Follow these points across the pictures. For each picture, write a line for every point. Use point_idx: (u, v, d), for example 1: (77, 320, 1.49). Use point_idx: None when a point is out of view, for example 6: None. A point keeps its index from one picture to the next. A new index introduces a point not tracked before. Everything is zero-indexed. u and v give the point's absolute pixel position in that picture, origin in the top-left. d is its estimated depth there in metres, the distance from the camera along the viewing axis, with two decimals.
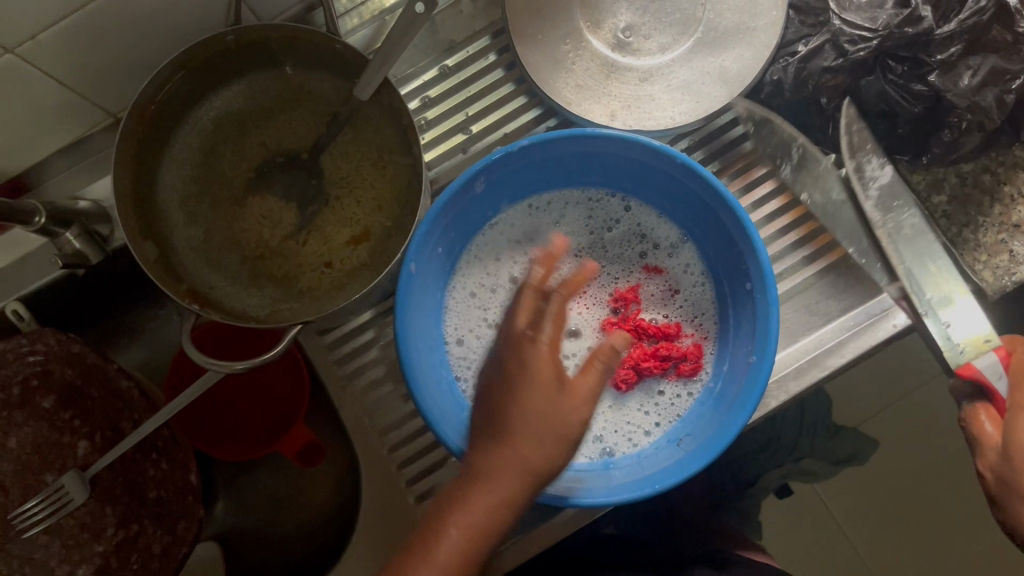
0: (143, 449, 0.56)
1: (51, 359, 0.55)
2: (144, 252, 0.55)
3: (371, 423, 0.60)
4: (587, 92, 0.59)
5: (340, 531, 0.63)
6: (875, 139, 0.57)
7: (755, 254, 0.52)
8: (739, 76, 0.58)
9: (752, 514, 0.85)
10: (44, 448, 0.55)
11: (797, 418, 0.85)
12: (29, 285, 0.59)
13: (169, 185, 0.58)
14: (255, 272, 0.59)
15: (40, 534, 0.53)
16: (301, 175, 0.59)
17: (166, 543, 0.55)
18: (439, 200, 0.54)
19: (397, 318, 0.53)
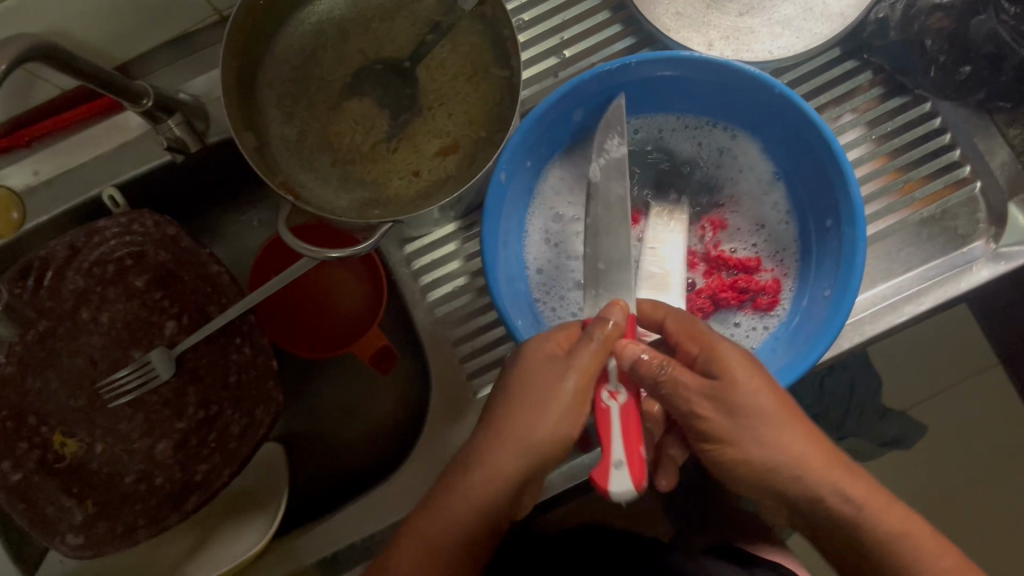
0: (225, 334, 0.57)
1: (147, 241, 0.57)
2: (245, 141, 0.56)
3: (444, 334, 0.61)
4: (686, 20, 0.59)
5: (405, 439, 0.65)
6: (979, 88, 0.54)
7: (847, 189, 0.52)
8: (842, 14, 0.57)
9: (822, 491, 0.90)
10: (133, 324, 0.57)
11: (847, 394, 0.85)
12: (126, 173, 0.61)
13: (270, 83, 0.60)
14: (345, 176, 0.60)
15: (126, 406, 0.56)
16: (394, 83, 0.59)
17: (242, 425, 0.56)
18: (534, 112, 0.54)
19: (484, 224, 0.54)
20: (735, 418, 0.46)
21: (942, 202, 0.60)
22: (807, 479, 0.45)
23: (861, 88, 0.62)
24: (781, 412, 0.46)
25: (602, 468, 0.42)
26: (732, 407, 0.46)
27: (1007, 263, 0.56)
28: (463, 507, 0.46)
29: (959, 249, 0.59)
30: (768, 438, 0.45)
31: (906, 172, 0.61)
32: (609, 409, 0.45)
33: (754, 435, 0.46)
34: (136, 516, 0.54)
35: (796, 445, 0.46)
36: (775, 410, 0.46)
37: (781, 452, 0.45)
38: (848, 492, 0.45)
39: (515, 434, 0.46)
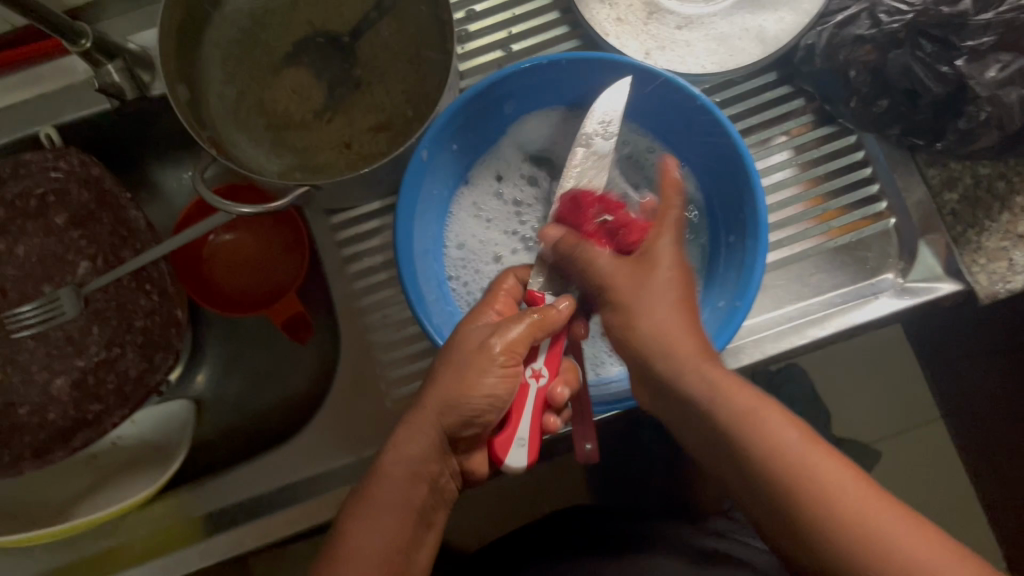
0: (135, 278, 0.58)
1: (71, 179, 0.57)
2: (177, 93, 0.57)
3: (361, 306, 0.62)
4: (626, 26, 0.61)
5: (312, 409, 0.66)
6: (895, 122, 0.56)
7: (754, 205, 0.53)
8: (776, 38, 0.58)
9: None
10: (48, 261, 0.58)
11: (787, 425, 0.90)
12: (65, 115, 0.62)
13: (213, 40, 0.60)
14: (277, 141, 0.61)
15: (29, 338, 0.56)
16: (335, 56, 0.61)
17: (139, 372, 0.57)
18: (461, 96, 0.55)
19: (399, 199, 0.55)
20: (739, 433, 0.45)
21: (856, 233, 0.61)
22: (843, 515, 0.41)
23: (793, 114, 0.64)
24: (807, 442, 0.44)
25: (504, 440, 0.47)
26: (742, 426, 0.45)
27: (911, 298, 0.58)
28: (376, 512, 0.47)
29: (869, 280, 0.60)
30: (795, 463, 0.43)
31: (826, 201, 0.62)
32: (528, 385, 0.49)
33: (759, 448, 0.44)
34: (23, 447, 0.55)
35: (822, 470, 0.43)
36: (792, 442, 0.44)
37: (811, 479, 0.42)
38: (867, 520, 0.41)
39: (433, 398, 0.48)
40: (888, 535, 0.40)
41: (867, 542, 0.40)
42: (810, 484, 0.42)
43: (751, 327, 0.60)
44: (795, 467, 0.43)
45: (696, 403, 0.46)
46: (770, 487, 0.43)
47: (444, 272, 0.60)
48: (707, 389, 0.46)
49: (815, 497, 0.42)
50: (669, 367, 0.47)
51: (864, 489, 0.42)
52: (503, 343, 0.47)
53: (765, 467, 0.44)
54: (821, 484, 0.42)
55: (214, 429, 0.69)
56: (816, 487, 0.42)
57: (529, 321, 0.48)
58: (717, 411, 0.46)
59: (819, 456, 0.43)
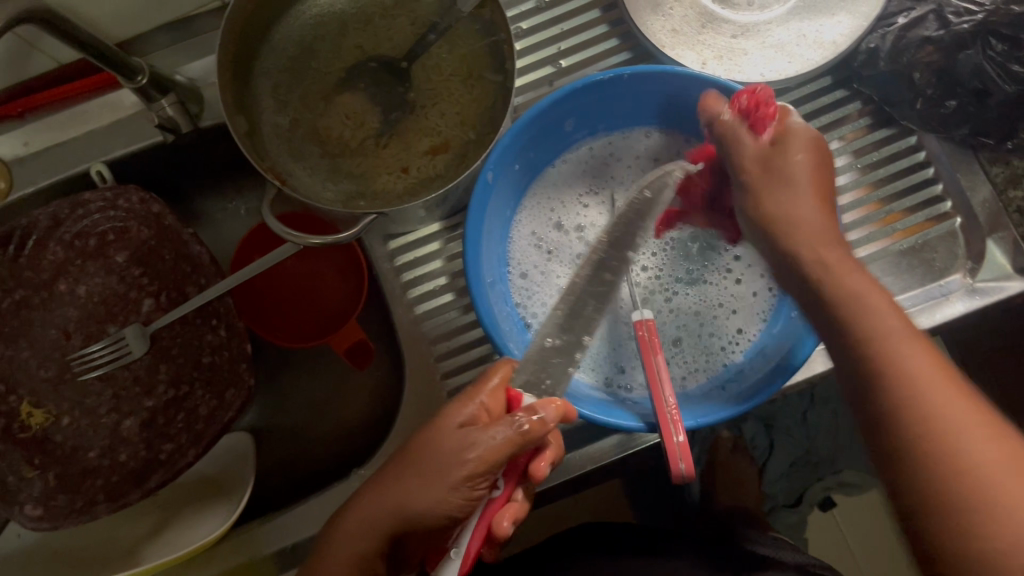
0: (201, 314, 0.57)
1: (131, 217, 0.57)
2: (235, 124, 0.56)
3: (424, 332, 0.61)
4: (681, 37, 0.60)
5: (376, 436, 0.65)
6: (963, 123, 0.56)
7: (830, 214, 0.52)
8: (835, 42, 0.58)
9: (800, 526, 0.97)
10: (110, 300, 0.57)
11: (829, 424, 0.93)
12: (116, 150, 0.61)
13: (264, 68, 0.59)
14: (334, 168, 0.60)
15: (95, 380, 0.55)
16: (388, 80, 0.60)
17: (212, 408, 0.56)
18: (525, 115, 0.55)
19: (468, 221, 0.54)
20: (874, 344, 0.44)
21: (922, 234, 0.60)
22: (935, 440, 0.41)
23: (849, 118, 0.63)
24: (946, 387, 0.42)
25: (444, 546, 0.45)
26: (875, 344, 0.44)
27: (983, 297, 0.57)
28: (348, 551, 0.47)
29: (936, 282, 0.59)
30: (908, 374, 0.43)
31: (888, 204, 0.61)
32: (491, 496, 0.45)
33: (896, 366, 0.43)
34: (95, 491, 0.54)
35: (937, 398, 0.42)
36: (920, 362, 0.43)
37: (919, 392, 0.42)
38: (962, 447, 0.40)
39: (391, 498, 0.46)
40: (970, 466, 0.39)
41: (968, 469, 0.39)
42: (914, 397, 0.42)
43: None
44: (926, 411, 0.41)
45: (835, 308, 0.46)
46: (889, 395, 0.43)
47: (510, 296, 0.59)
48: (844, 298, 0.46)
49: (925, 410, 0.41)
50: (846, 300, 0.46)
51: (973, 424, 0.41)
52: (475, 451, 0.44)
53: (888, 379, 0.43)
54: (936, 410, 0.41)
55: (270, 464, 0.67)
56: (947, 439, 0.40)
57: (512, 430, 0.44)
58: (848, 309, 0.46)
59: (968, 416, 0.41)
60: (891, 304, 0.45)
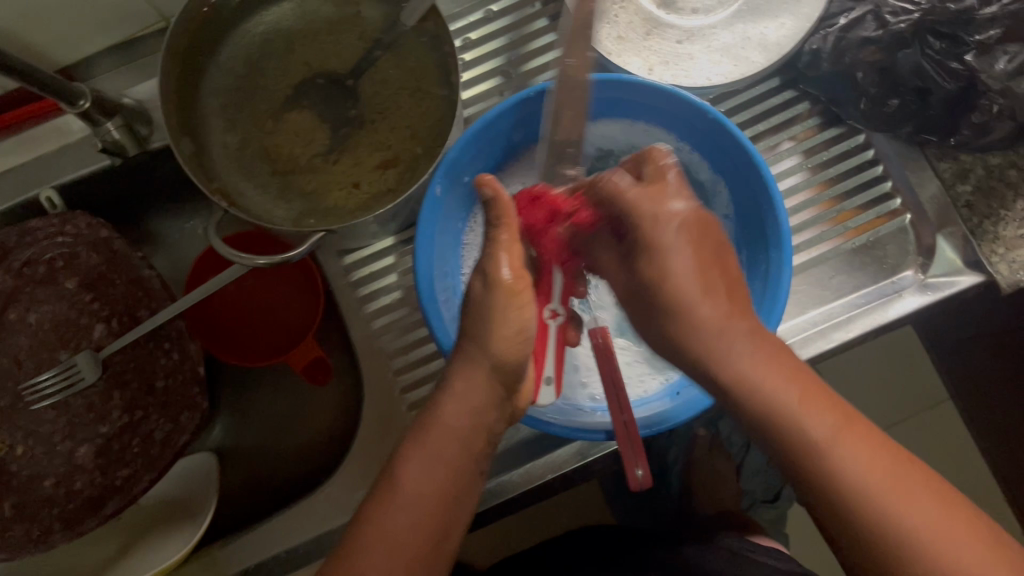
0: (154, 338, 0.57)
1: (80, 243, 0.57)
2: (181, 146, 0.56)
3: (381, 346, 0.61)
4: (627, 44, 0.60)
5: (340, 452, 0.65)
6: (908, 120, 0.57)
7: (774, 217, 0.53)
8: (779, 44, 0.58)
9: (778, 522, 0.97)
10: (62, 327, 0.56)
11: None
12: (66, 175, 0.61)
13: (210, 89, 0.59)
14: (285, 186, 0.60)
15: (47, 410, 0.55)
16: (335, 97, 0.60)
17: (167, 431, 0.57)
18: (470, 129, 0.55)
19: (416, 238, 0.54)
20: (785, 442, 0.41)
21: (874, 232, 0.61)
22: (863, 502, 0.40)
23: (798, 118, 0.64)
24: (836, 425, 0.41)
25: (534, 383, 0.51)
26: (777, 417, 0.42)
27: (934, 293, 0.57)
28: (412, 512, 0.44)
29: (889, 278, 0.60)
30: (829, 461, 0.40)
31: (840, 202, 0.62)
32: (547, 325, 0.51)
33: (807, 441, 0.41)
34: (52, 520, 0.54)
35: (863, 466, 0.40)
36: (827, 436, 0.41)
37: (847, 478, 0.40)
38: (917, 533, 0.38)
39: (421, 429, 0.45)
40: (938, 554, 0.38)
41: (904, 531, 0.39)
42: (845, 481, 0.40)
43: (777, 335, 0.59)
44: (840, 468, 0.40)
45: (728, 379, 0.44)
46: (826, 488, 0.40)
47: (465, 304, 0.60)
48: (737, 387, 0.43)
49: (872, 529, 0.39)
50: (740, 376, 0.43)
51: (896, 470, 0.40)
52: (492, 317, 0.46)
53: (793, 444, 0.41)
54: (872, 496, 0.40)
55: (234, 484, 0.67)
56: (870, 505, 0.39)
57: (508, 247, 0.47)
58: (745, 388, 0.43)
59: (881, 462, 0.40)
60: (777, 361, 0.43)
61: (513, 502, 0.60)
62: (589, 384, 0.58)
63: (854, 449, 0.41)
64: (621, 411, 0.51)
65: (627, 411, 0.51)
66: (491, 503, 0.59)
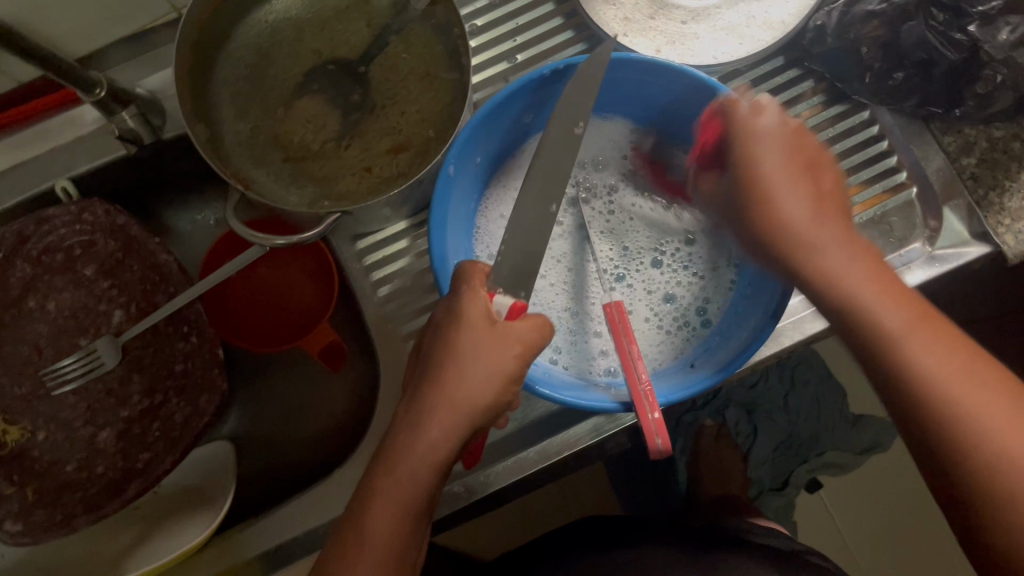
0: (171, 323, 0.58)
1: (97, 230, 0.57)
2: (196, 132, 0.57)
3: (395, 329, 0.62)
4: (633, 24, 0.61)
5: (355, 436, 0.65)
6: (912, 94, 0.58)
7: None
8: (784, 22, 0.59)
9: (787, 510, 0.97)
10: (80, 314, 0.57)
11: (813, 408, 0.94)
12: (80, 166, 0.62)
13: (222, 77, 0.60)
14: (297, 171, 0.60)
15: (70, 394, 0.56)
16: (345, 83, 0.60)
17: (186, 415, 0.57)
18: (483, 109, 0.56)
19: (431, 215, 0.54)
20: (891, 359, 0.43)
21: (882, 206, 0.60)
22: (937, 389, 0.41)
23: (803, 96, 0.64)
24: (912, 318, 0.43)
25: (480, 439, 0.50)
26: (853, 306, 0.44)
27: (941, 265, 0.58)
28: (400, 492, 0.44)
29: (897, 251, 0.59)
30: (965, 412, 0.41)
31: (845, 178, 0.62)
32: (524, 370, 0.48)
33: (916, 371, 0.42)
34: (74, 504, 0.54)
35: (999, 424, 0.40)
36: (967, 389, 0.41)
37: (947, 398, 0.41)
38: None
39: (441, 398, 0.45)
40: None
41: (958, 406, 0.41)
42: (959, 418, 0.41)
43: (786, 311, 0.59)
44: (919, 366, 0.42)
45: (871, 322, 0.44)
46: (947, 420, 0.41)
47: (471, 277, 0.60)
48: (835, 281, 0.45)
49: (1004, 482, 0.39)
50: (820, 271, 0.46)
51: (971, 366, 0.42)
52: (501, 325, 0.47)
53: (869, 333, 0.44)
54: (1001, 447, 0.40)
55: (251, 472, 0.67)
56: (950, 403, 0.41)
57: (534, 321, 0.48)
58: (881, 331, 0.43)
59: (947, 351, 0.42)
60: (859, 262, 0.46)
61: (527, 481, 0.61)
62: (603, 357, 0.59)
63: (932, 343, 0.42)
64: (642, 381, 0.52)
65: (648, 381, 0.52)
66: (507, 481, 0.59)
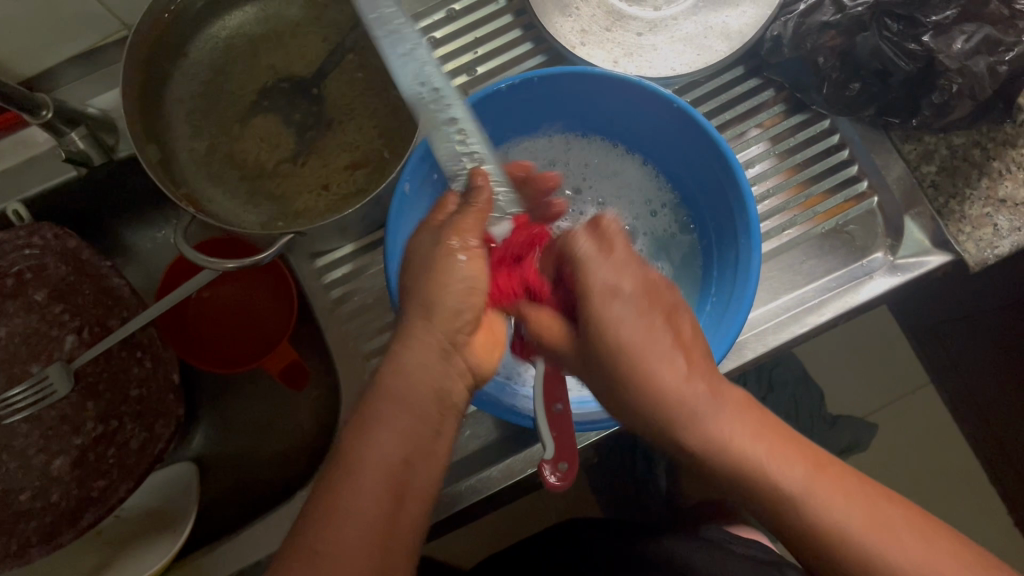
0: (127, 346, 0.57)
1: (47, 253, 0.56)
2: (147, 153, 0.56)
3: (356, 347, 0.61)
4: (591, 36, 0.61)
5: (318, 455, 0.64)
6: (871, 103, 0.58)
7: (744, 208, 0.52)
8: (740, 32, 0.59)
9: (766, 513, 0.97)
10: (32, 339, 0.56)
11: None
12: (32, 187, 0.60)
13: (175, 96, 0.59)
14: (253, 190, 0.59)
15: (21, 422, 0.55)
16: (300, 100, 0.60)
17: (143, 440, 0.56)
18: (438, 125, 0.55)
19: (388, 234, 0.54)
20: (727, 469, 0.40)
21: (842, 215, 0.61)
22: (768, 475, 0.39)
23: (765, 105, 0.64)
24: (734, 411, 0.41)
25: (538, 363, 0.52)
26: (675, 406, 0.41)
27: (902, 274, 0.58)
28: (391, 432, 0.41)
29: (859, 260, 0.60)
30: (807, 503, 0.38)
31: (808, 186, 0.62)
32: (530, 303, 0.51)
33: (748, 465, 0.39)
34: (29, 534, 0.54)
35: (762, 448, 0.40)
36: (772, 453, 0.40)
37: (773, 483, 0.39)
38: (843, 517, 0.38)
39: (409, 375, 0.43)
40: (839, 517, 0.38)
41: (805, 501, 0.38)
42: (804, 513, 0.38)
43: (749, 323, 0.59)
44: (742, 459, 0.39)
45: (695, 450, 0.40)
46: (787, 510, 0.39)
47: None
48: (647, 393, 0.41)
49: (832, 529, 0.38)
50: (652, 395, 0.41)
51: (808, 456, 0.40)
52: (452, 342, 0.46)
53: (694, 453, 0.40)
54: (792, 479, 0.39)
55: (214, 493, 0.66)
56: (793, 491, 0.39)
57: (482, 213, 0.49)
58: (721, 454, 0.40)
59: (773, 439, 0.40)
60: (692, 360, 0.42)
61: (493, 498, 0.60)
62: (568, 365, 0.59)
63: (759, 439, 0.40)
64: (555, 399, 0.49)
65: (563, 400, 0.49)
66: (471, 500, 0.58)
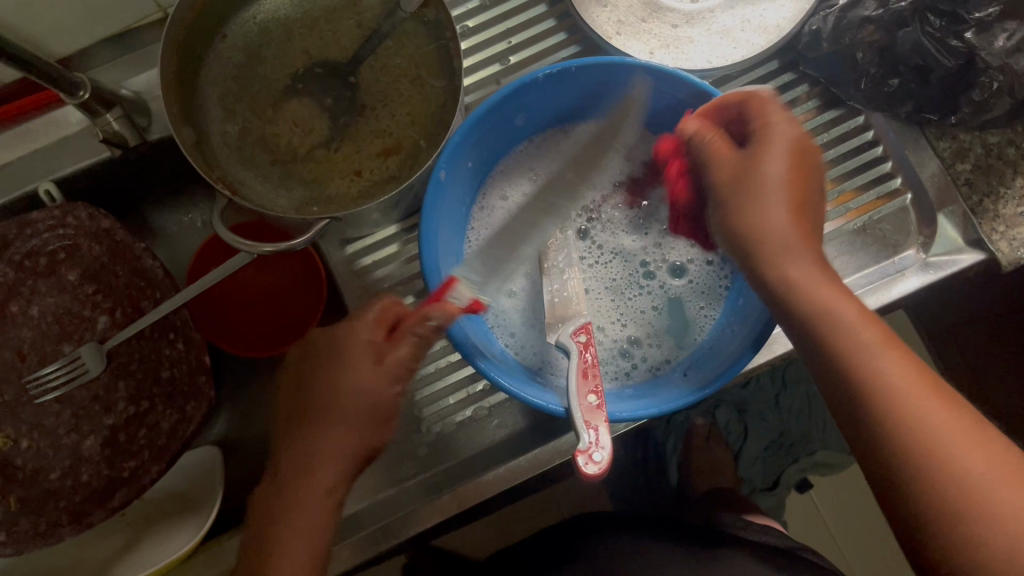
0: (157, 329, 0.57)
1: (81, 234, 0.56)
2: (182, 135, 0.55)
3: None
4: (627, 27, 0.61)
5: None
6: (908, 99, 0.58)
7: None
8: (778, 26, 0.59)
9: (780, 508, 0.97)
10: (64, 320, 0.56)
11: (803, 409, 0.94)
12: (62, 167, 0.60)
13: (209, 79, 0.59)
14: (286, 174, 0.59)
15: (53, 402, 0.55)
16: (334, 87, 0.59)
17: (173, 422, 0.57)
18: (475, 113, 0.55)
19: (423, 220, 0.54)
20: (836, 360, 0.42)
21: (875, 212, 0.61)
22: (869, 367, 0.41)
23: (798, 100, 0.64)
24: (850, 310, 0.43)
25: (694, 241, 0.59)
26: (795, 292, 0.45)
27: (935, 272, 0.57)
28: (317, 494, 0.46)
29: (891, 259, 0.60)
30: (932, 439, 0.39)
31: (840, 183, 0.62)
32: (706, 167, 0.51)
33: (849, 354, 0.42)
34: (58, 513, 0.54)
35: (870, 347, 0.42)
36: (887, 359, 0.41)
37: (873, 375, 0.41)
38: (928, 420, 0.39)
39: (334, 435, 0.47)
40: (925, 419, 0.39)
41: (896, 397, 0.40)
42: (894, 407, 0.40)
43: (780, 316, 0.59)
44: (858, 352, 0.41)
45: (847, 388, 0.41)
46: (884, 436, 0.40)
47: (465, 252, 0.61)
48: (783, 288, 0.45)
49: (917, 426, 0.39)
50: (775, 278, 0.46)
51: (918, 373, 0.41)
52: None
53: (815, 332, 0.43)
54: (896, 381, 0.40)
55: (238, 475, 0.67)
56: (889, 393, 0.40)
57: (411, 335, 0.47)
58: (850, 366, 0.41)
59: (885, 348, 0.42)
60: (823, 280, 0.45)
61: (519, 487, 0.60)
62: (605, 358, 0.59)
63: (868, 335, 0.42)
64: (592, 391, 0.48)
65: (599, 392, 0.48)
66: (497, 490, 0.58)
